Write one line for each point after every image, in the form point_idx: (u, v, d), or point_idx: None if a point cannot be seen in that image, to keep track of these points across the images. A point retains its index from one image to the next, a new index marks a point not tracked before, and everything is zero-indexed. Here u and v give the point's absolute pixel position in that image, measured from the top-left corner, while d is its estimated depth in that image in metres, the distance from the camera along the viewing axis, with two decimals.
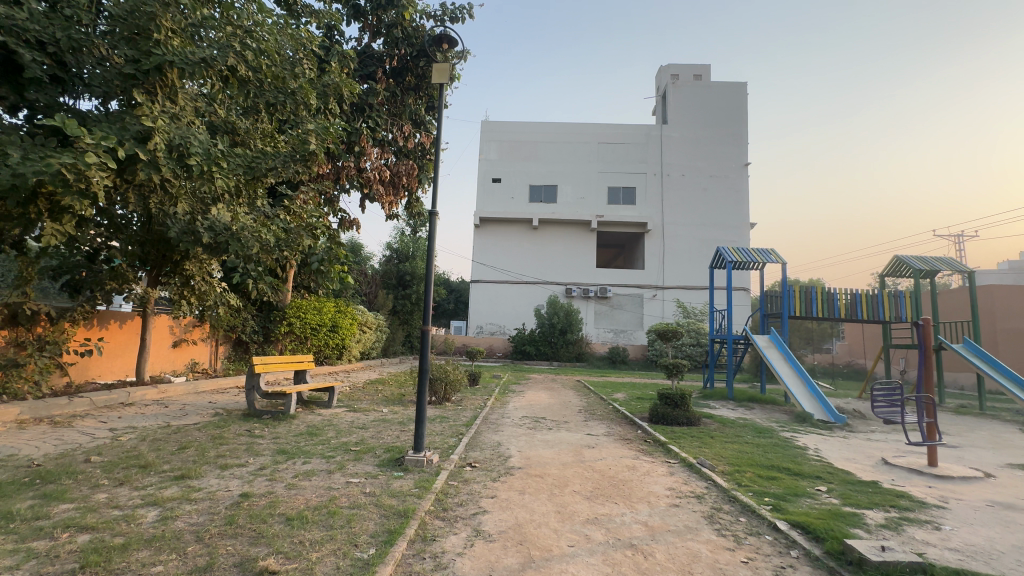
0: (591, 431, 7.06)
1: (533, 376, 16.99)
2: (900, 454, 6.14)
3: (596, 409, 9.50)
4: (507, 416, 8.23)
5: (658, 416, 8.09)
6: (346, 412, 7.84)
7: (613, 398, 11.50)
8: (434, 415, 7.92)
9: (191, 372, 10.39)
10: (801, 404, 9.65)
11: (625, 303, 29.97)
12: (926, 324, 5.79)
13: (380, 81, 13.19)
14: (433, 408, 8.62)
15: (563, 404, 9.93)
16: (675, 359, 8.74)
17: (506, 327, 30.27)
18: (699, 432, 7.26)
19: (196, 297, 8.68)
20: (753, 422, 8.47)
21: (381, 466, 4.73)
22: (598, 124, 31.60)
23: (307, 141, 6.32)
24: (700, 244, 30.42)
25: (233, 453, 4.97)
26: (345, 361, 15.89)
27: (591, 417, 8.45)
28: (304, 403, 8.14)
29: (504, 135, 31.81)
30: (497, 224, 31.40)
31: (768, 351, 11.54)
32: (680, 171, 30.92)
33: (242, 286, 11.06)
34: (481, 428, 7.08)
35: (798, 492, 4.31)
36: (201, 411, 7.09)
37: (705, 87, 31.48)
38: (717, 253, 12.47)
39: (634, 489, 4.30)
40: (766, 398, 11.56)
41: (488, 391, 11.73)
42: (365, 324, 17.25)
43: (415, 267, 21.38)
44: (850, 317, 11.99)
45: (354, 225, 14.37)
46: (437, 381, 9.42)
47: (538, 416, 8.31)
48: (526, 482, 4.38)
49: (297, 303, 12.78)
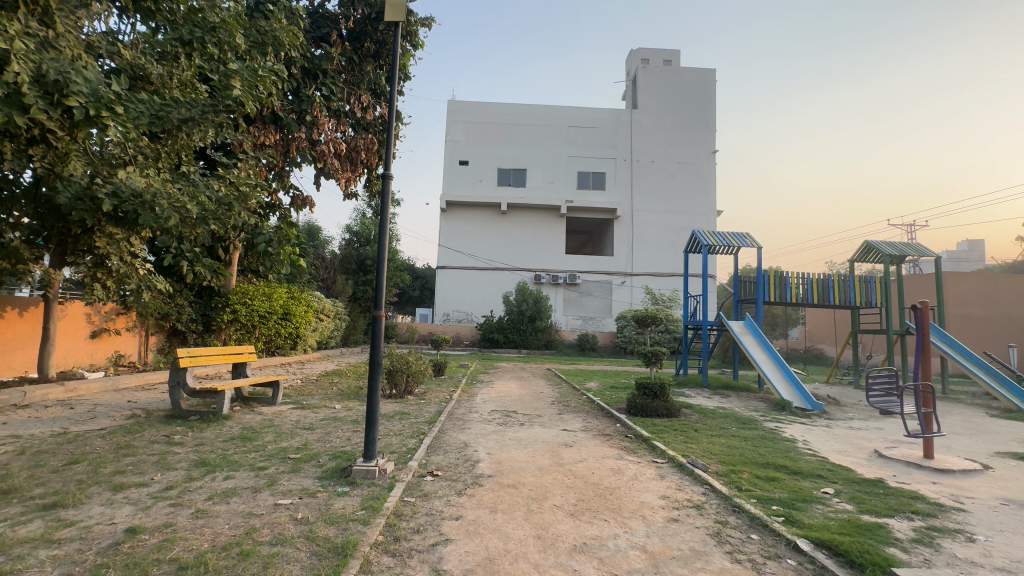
0: (567, 426, 6.46)
1: (501, 365, 16.34)
2: (891, 445, 5.82)
3: (570, 400, 8.93)
4: (474, 411, 7.53)
5: (636, 408, 7.58)
6: (291, 410, 6.92)
7: (586, 387, 10.97)
8: (393, 411, 7.13)
9: (114, 367, 9.14)
10: (778, 391, 9.37)
11: (594, 290, 29.70)
12: (925, 308, 5.37)
13: (335, 45, 11.95)
14: (393, 403, 7.82)
15: (534, 395, 9.31)
16: (655, 346, 8.20)
17: (473, 315, 29.47)
18: (681, 424, 6.77)
19: (114, 279, 7.44)
20: (734, 411, 8.08)
21: (323, 480, 3.93)
22: (569, 107, 30.89)
23: (233, 87, 5.12)
24: (668, 231, 30.42)
25: (137, 468, 4.03)
26: (298, 351, 14.74)
27: (566, 410, 7.87)
28: (243, 399, 7.16)
29: (472, 115, 30.65)
30: (464, 208, 30.34)
31: (744, 337, 11.24)
32: (649, 157, 30.71)
33: (176, 268, 9.87)
34: (445, 425, 6.35)
35: (806, 498, 3.80)
36: (113, 413, 6.02)
37: (675, 72, 31.24)
38: (693, 236, 12.02)
39: (624, 500, 3.68)
40: (740, 385, 11.31)
41: (454, 382, 11.00)
42: (322, 312, 16.10)
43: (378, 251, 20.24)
44: (823, 302, 11.85)
45: (308, 204, 13.18)
46: (398, 373, 8.61)
47: (509, 409, 7.65)
48: (497, 495, 3.68)
49: (242, 288, 11.56)
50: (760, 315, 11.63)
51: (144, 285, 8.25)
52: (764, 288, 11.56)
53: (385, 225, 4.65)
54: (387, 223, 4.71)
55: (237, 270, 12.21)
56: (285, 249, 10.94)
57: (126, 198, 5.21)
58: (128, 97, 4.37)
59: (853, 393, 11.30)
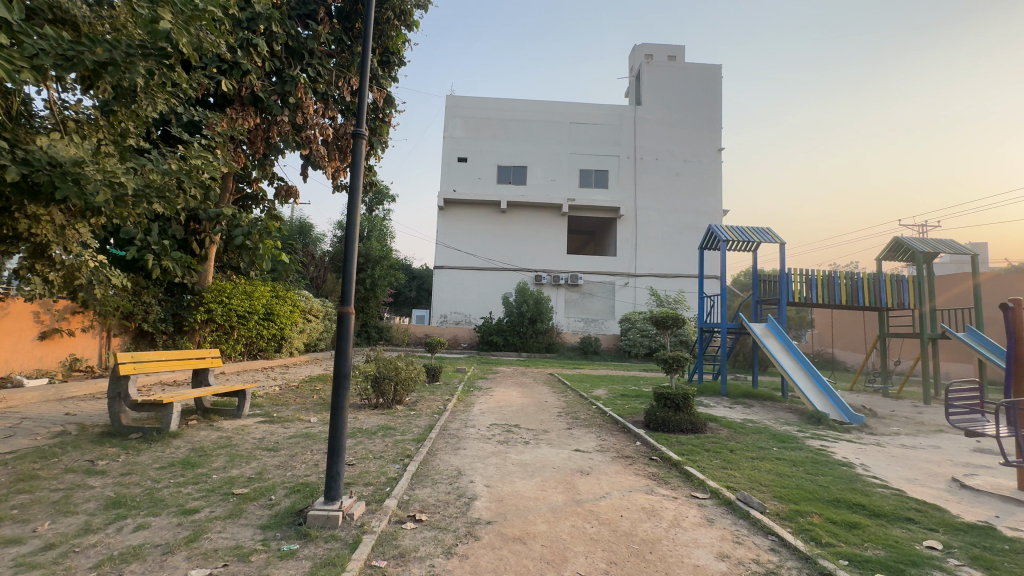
0: (580, 445, 5.50)
1: (500, 369, 15.38)
2: (970, 473, 4.86)
3: (579, 411, 7.97)
4: (471, 424, 6.57)
5: (657, 422, 6.62)
6: (258, 425, 5.94)
7: (594, 395, 10.01)
8: (377, 426, 6.17)
9: (67, 373, 8.14)
10: (810, 401, 8.41)
11: (596, 291, 28.77)
12: (1017, 308, 4.42)
13: (324, 23, 10.92)
14: (378, 416, 6.84)
15: (539, 405, 8.35)
16: (678, 351, 7.23)
17: (472, 317, 28.50)
18: (712, 443, 5.82)
19: (59, 271, 6.48)
20: (766, 425, 7.12)
21: (266, 531, 2.95)
22: (571, 102, 30.00)
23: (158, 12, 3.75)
24: (672, 231, 29.50)
25: (21, 514, 3.05)
26: (283, 354, 13.77)
27: (575, 423, 6.92)
28: (203, 412, 6.19)
29: (471, 111, 29.74)
30: (463, 206, 29.40)
31: (767, 340, 10.23)
32: (653, 154, 29.85)
33: (140, 261, 8.94)
34: (436, 444, 5.39)
35: (914, 559, 2.84)
36: (39, 430, 5.04)
37: (680, 68, 30.40)
38: (709, 231, 11.06)
39: (673, 564, 2.71)
40: (762, 393, 10.34)
41: (450, 389, 10.03)
42: (310, 313, 15.14)
43: (370, 248, 18.96)
44: (852, 303, 10.89)
45: (293, 195, 12.23)
46: (385, 380, 7.65)
47: (510, 423, 6.68)
48: (500, 557, 2.71)
49: (219, 285, 10.66)
50: (784, 317, 10.65)
51: (97, 279, 7.31)
52: (787, 289, 10.59)
53: (353, 205, 3.54)
54: (357, 202, 3.60)
55: (215, 265, 11.25)
56: (266, 242, 9.99)
57: (41, 166, 4.23)
58: (22, 29, 3.32)
59: (885, 402, 10.36)
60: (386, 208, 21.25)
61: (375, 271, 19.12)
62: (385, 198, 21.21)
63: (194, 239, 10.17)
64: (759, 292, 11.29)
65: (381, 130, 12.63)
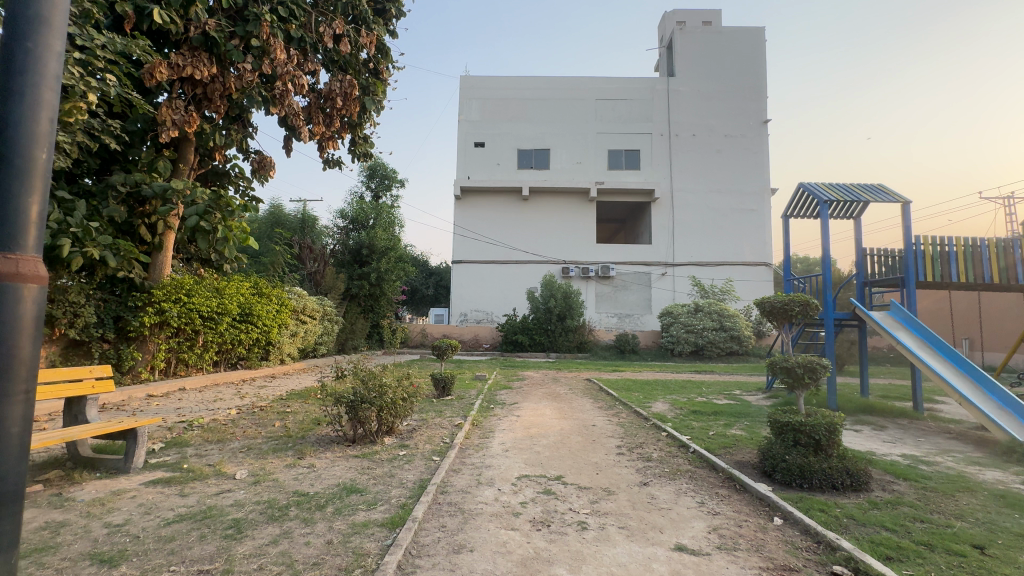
0: (682, 538, 3.03)
1: (526, 376, 12.98)
2: None
3: (646, 443, 5.46)
4: (487, 476, 4.19)
5: (788, 474, 4.06)
6: (138, 492, 3.65)
7: (655, 413, 7.48)
8: (337, 489, 3.82)
9: None
10: (992, 426, 5.67)
11: (630, 283, 26.01)
12: None
13: None
14: (347, 464, 4.49)
15: (585, 434, 5.88)
16: (808, 356, 4.55)
17: (494, 315, 26.05)
18: (915, 523, 3.24)
19: None
20: (957, 472, 4.47)
21: None
22: (597, 77, 27.34)
23: None
24: (713, 214, 26.48)
25: None
26: (270, 362, 11.73)
27: (649, 472, 4.42)
28: (73, 466, 4.01)
29: (487, 92, 27.41)
30: (481, 194, 27.05)
31: (898, 334, 7.42)
32: (690, 131, 26.89)
33: (56, 252, 6.77)
34: (423, 537, 2.99)
35: None
36: None
37: (717, 33, 27.33)
38: (800, 190, 8.38)
39: None
40: (886, 407, 7.57)
41: (464, 407, 7.63)
42: (304, 313, 12.98)
43: (375, 238, 16.62)
44: (1006, 282, 7.99)
45: (269, 170, 9.99)
46: (364, 406, 5.27)
47: (549, 474, 4.25)
48: None
49: (176, 281, 8.54)
50: (914, 302, 7.88)
51: None
52: (912, 267, 7.94)
53: None
54: None
55: (174, 256, 9.18)
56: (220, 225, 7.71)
57: None
58: None
59: None
60: (394, 195, 19.02)
61: (383, 263, 16.70)
62: (393, 183, 19.01)
63: (141, 222, 8.21)
64: (865, 273, 8.57)
65: (376, 89, 10.36)
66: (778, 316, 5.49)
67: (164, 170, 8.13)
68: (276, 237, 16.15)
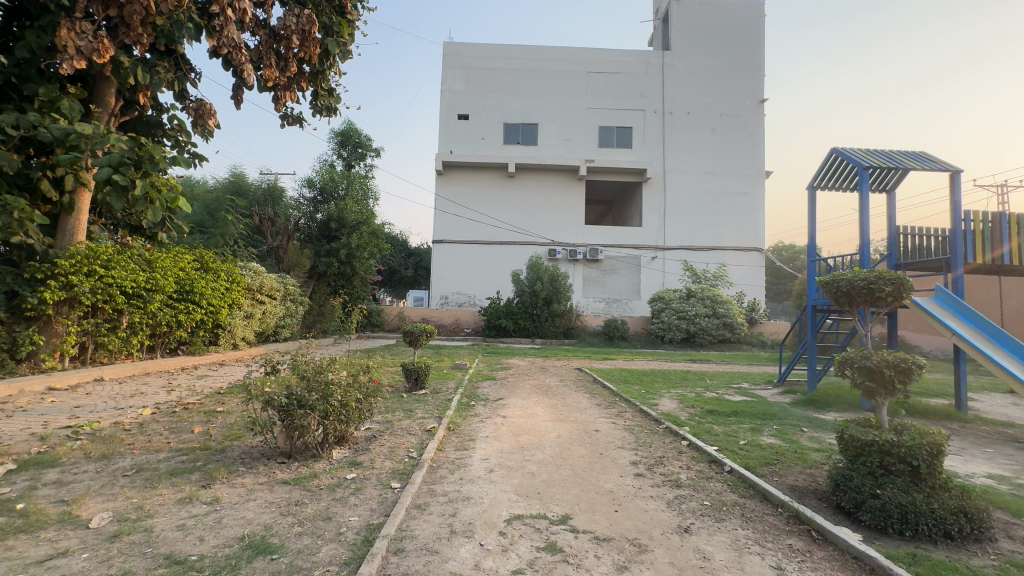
0: None
1: (512, 364, 11.81)
2: None
3: (668, 460, 4.28)
4: (462, 519, 2.95)
5: (882, 517, 2.93)
6: None
7: (665, 413, 6.34)
8: (236, 549, 2.53)
9: None
10: None
11: (619, 267, 24.99)
12: None
13: None
14: (268, 499, 3.19)
15: (588, 444, 4.70)
16: (895, 353, 3.41)
17: (476, 298, 24.76)
18: None
19: None
20: None
21: None
22: (588, 49, 25.79)
23: None
24: (706, 196, 25.48)
25: None
26: (220, 347, 10.31)
27: (685, 508, 3.24)
28: None
29: (472, 61, 25.63)
30: (465, 170, 25.50)
31: (948, 322, 6.38)
32: (684, 108, 25.65)
33: None
34: None
35: None
36: None
37: (715, 6, 25.95)
38: (832, 155, 7.27)
39: None
40: (926, 405, 6.59)
41: (439, 404, 6.37)
42: (260, 292, 11.47)
43: (345, 210, 15.08)
44: None
45: (211, 122, 8.36)
46: (300, 414, 3.94)
47: (551, 514, 3.05)
48: None
49: (92, 250, 7.03)
50: (960, 287, 6.91)
51: None
52: (959, 248, 6.90)
53: None
54: None
55: (91, 220, 7.62)
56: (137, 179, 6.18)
57: None
58: None
59: None
60: (368, 164, 17.41)
61: (353, 239, 15.18)
62: (367, 152, 17.37)
63: (42, 175, 6.65)
64: (898, 254, 7.50)
65: (341, 29, 8.73)
66: (858, 295, 4.72)
67: (69, 111, 6.53)
68: (233, 206, 14.47)
